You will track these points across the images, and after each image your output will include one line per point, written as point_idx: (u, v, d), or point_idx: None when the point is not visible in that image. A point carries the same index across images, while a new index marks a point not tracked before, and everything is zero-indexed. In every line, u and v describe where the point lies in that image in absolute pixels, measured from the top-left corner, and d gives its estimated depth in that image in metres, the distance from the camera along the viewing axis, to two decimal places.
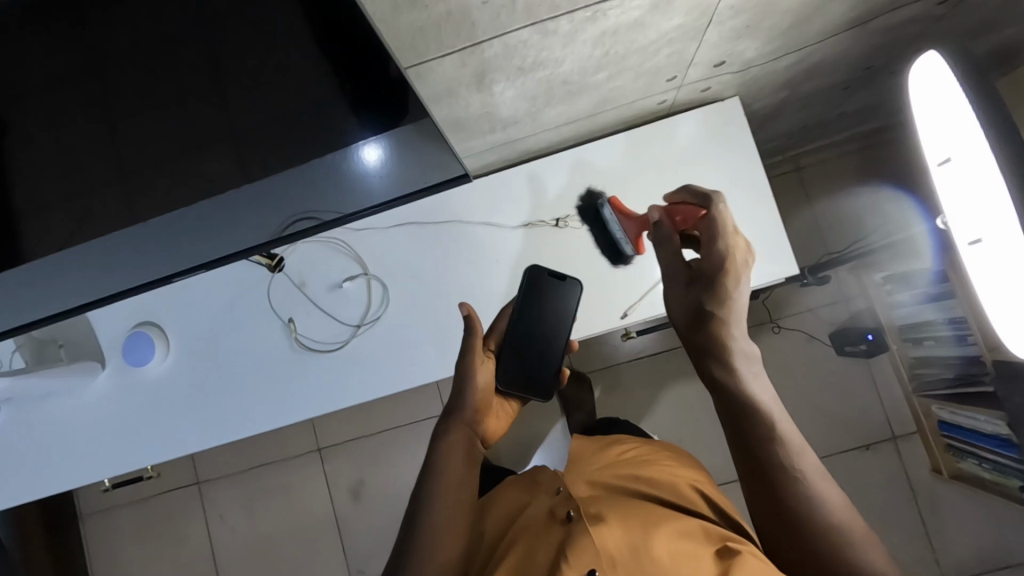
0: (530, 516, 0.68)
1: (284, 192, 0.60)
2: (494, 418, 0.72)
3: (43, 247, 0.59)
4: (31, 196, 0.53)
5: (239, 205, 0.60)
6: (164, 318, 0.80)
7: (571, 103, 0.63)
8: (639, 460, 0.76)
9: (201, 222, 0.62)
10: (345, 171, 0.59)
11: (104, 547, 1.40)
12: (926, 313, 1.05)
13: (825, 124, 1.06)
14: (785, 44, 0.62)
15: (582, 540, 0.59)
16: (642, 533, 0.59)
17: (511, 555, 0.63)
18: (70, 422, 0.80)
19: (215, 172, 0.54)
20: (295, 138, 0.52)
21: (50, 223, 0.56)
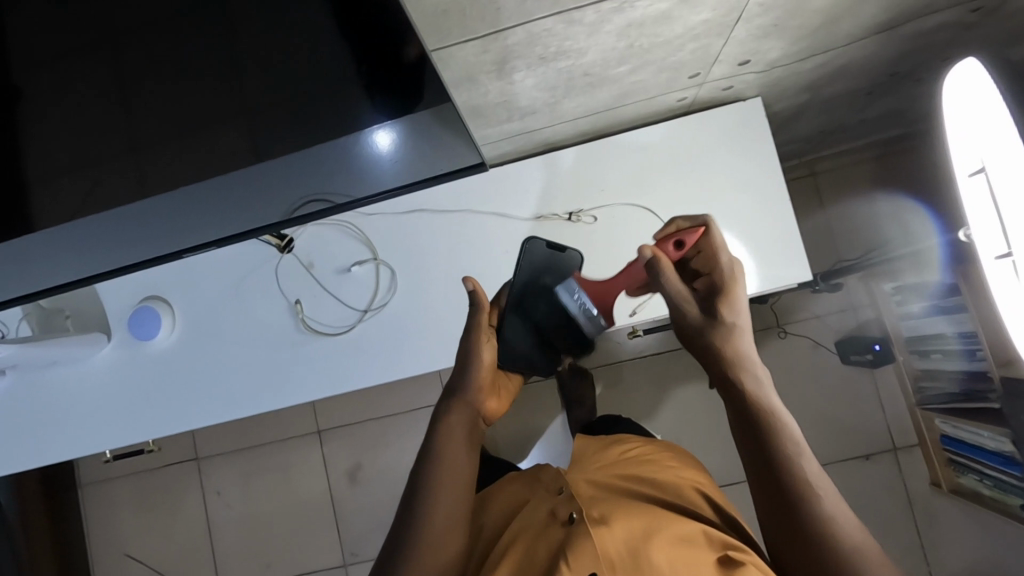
0: (531, 514, 0.68)
1: (298, 172, 0.60)
2: (496, 398, 0.71)
3: (54, 216, 0.59)
4: (42, 166, 0.53)
5: (250, 183, 0.60)
6: (171, 294, 0.80)
7: (590, 95, 0.62)
8: (641, 460, 0.76)
9: (211, 198, 0.62)
10: (357, 154, 0.59)
11: (102, 517, 1.42)
12: (937, 325, 1.05)
13: (844, 129, 1.05)
14: (812, 45, 0.61)
15: (584, 543, 0.59)
16: (643, 538, 0.59)
17: (511, 553, 0.63)
18: (73, 392, 0.81)
19: (228, 147, 0.53)
20: (310, 116, 0.52)
21: (61, 192, 0.56)
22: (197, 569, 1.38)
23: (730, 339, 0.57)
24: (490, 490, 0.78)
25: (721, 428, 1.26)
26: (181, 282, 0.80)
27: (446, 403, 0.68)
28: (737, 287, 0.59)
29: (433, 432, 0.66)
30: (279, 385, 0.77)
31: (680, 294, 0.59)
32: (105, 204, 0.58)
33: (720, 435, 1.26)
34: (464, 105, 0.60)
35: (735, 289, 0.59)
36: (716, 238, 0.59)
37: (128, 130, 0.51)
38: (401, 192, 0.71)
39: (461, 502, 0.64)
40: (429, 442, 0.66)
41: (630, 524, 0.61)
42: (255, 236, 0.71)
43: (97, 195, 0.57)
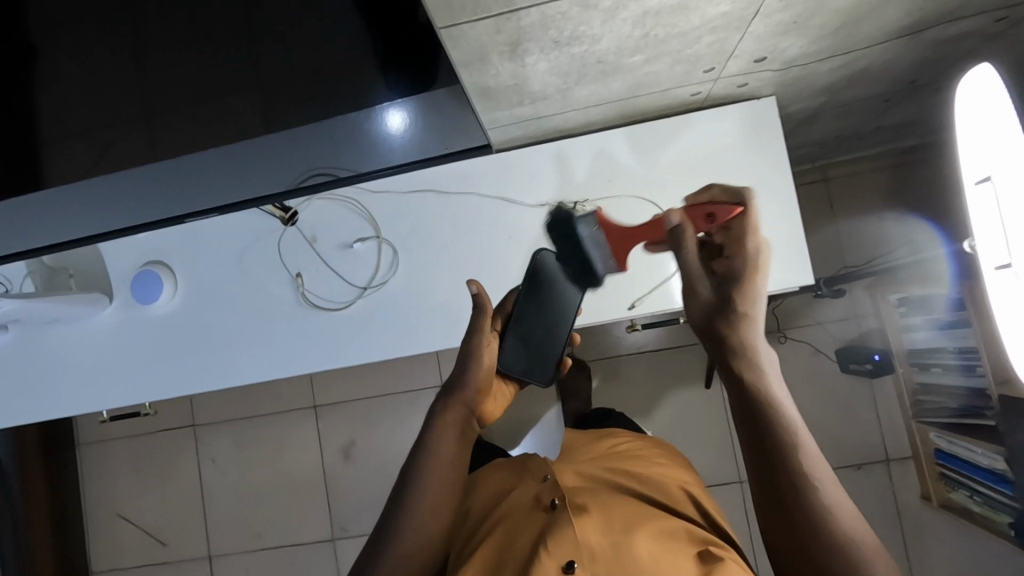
0: (516, 500, 0.68)
1: (305, 146, 0.60)
2: (494, 400, 0.69)
3: (62, 175, 0.59)
4: (58, 125, 0.54)
5: (257, 155, 0.60)
6: (173, 258, 0.81)
7: (604, 84, 0.62)
8: (629, 455, 0.76)
9: (219, 166, 0.61)
10: (366, 132, 0.58)
11: (98, 476, 1.44)
12: (939, 340, 1.04)
13: (860, 135, 1.04)
14: (831, 46, 0.60)
15: (564, 529, 0.59)
16: (625, 531, 0.59)
17: (493, 537, 0.64)
18: (73, 350, 0.81)
19: (237, 115, 0.53)
20: (320, 87, 0.52)
21: (73, 153, 0.57)
22: (189, 534, 1.41)
23: (739, 325, 0.53)
24: (477, 475, 0.79)
25: (715, 428, 1.26)
26: (184, 247, 0.80)
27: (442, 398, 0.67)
28: (760, 277, 0.53)
29: (428, 425, 0.66)
30: (276, 356, 0.78)
31: (694, 273, 0.54)
32: (111, 168, 0.58)
33: (713, 436, 1.27)
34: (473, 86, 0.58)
35: (756, 275, 0.53)
36: (748, 224, 0.52)
37: (144, 94, 0.52)
38: (407, 169, 0.70)
39: (451, 488, 0.65)
40: (424, 432, 0.66)
41: (613, 516, 0.62)
42: (258, 204, 0.71)
43: (106, 159, 0.57)
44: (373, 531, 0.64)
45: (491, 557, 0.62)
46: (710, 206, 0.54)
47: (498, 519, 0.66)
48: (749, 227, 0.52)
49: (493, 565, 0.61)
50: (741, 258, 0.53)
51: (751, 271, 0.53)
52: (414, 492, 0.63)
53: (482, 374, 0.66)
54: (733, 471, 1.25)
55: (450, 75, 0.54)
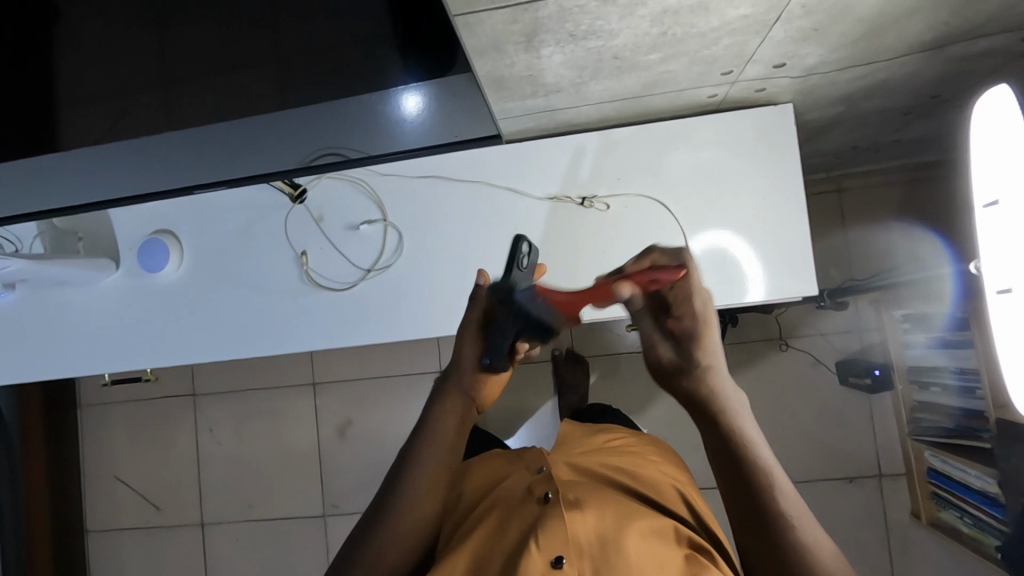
0: (507, 490, 0.69)
1: (317, 122, 0.60)
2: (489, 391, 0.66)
3: (79, 139, 0.60)
4: (71, 91, 0.53)
5: (271, 129, 0.60)
6: (181, 228, 0.81)
7: (618, 80, 0.61)
8: (622, 450, 0.77)
9: (233, 138, 0.62)
10: (381, 113, 0.59)
11: (98, 436, 1.46)
12: (938, 358, 1.05)
13: (876, 148, 1.03)
14: (851, 56, 0.59)
15: (556, 523, 0.60)
16: (616, 528, 0.60)
17: (484, 525, 0.64)
18: (77, 312, 0.82)
19: (256, 90, 0.54)
20: (337, 68, 0.52)
21: (88, 118, 0.57)
22: (184, 500, 1.43)
23: (706, 376, 0.53)
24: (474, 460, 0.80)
25: None
26: (192, 218, 0.81)
27: (440, 387, 0.66)
28: (711, 327, 0.53)
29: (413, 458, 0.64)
30: (277, 332, 0.79)
31: (648, 333, 0.54)
32: (129, 132, 0.59)
33: None
34: (486, 75, 0.58)
35: (708, 332, 0.52)
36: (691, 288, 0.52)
37: (162, 67, 0.51)
38: (417, 154, 0.71)
39: (445, 475, 0.64)
40: (424, 416, 0.65)
41: (605, 510, 0.62)
42: (266, 180, 0.72)
43: (123, 124, 0.58)
44: (368, 512, 0.64)
45: (481, 548, 0.62)
46: (654, 271, 0.50)
47: (491, 505, 0.67)
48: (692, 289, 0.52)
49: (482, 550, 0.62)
50: (691, 318, 0.52)
51: (702, 330, 0.52)
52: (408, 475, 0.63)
53: (471, 360, 0.63)
54: None
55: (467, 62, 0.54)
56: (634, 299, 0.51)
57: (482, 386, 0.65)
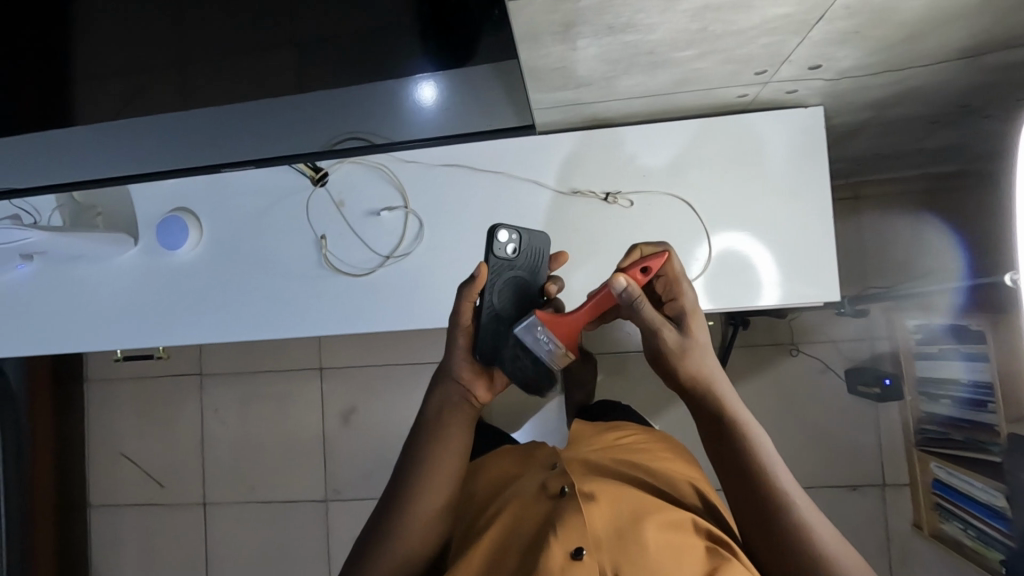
0: (522, 486, 0.69)
1: (335, 108, 0.60)
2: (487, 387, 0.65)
3: (95, 115, 0.60)
4: (85, 69, 0.55)
5: (288, 112, 0.60)
6: (200, 207, 0.80)
7: (650, 76, 0.60)
8: (634, 448, 0.78)
9: (249, 122, 0.62)
10: (399, 102, 0.59)
11: (103, 412, 1.47)
12: (952, 368, 1.04)
13: (898, 156, 1.02)
14: (888, 61, 0.58)
15: (573, 514, 0.60)
16: (634, 522, 0.60)
17: (500, 519, 0.64)
18: (90, 287, 0.82)
19: (272, 76, 0.55)
20: (356, 54, 0.53)
21: (100, 97, 0.58)
22: (186, 479, 1.43)
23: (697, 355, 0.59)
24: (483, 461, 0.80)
25: None
26: (212, 198, 0.80)
27: (440, 374, 0.66)
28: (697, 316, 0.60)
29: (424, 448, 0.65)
30: (294, 316, 0.78)
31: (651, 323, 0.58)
32: (146, 113, 0.60)
33: None
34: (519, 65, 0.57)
35: (694, 313, 0.59)
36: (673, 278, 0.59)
37: (178, 48, 0.53)
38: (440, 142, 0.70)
39: (454, 472, 0.65)
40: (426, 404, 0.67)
41: (622, 503, 0.63)
42: (294, 161, 0.71)
43: (139, 102, 0.58)
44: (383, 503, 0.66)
45: (497, 541, 0.63)
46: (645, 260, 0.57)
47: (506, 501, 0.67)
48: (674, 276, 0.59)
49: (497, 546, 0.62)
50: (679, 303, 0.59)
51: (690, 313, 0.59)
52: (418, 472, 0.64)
53: (459, 357, 0.63)
54: None
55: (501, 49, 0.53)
56: (632, 288, 0.55)
57: (475, 382, 0.64)
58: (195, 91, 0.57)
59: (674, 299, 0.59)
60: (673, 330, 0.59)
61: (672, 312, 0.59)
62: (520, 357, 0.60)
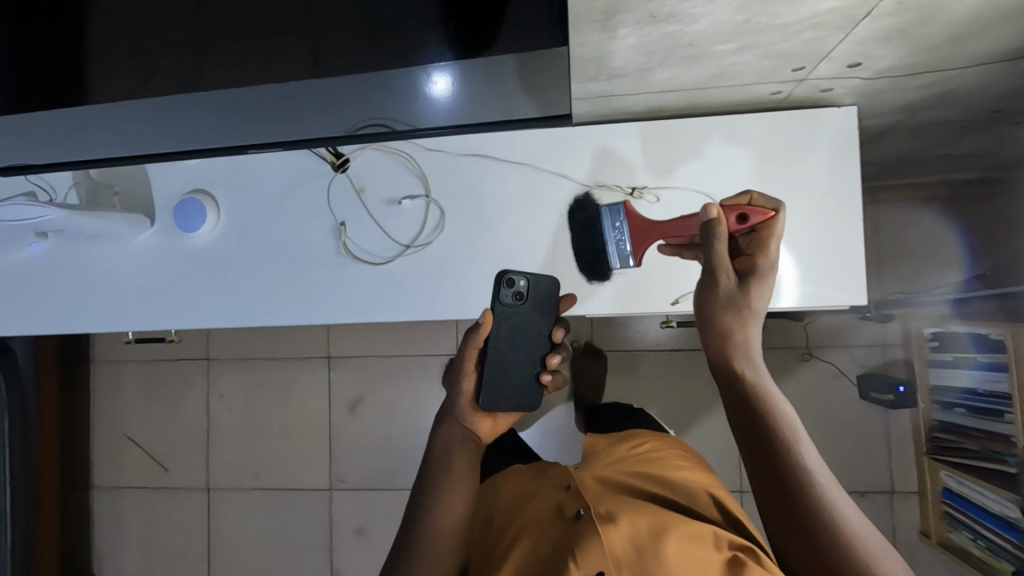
0: (539, 510, 0.72)
1: (345, 94, 0.58)
2: (491, 422, 0.70)
3: (105, 94, 0.60)
4: (105, 45, 0.57)
5: (303, 99, 0.59)
6: (217, 190, 0.79)
7: (685, 69, 0.59)
8: (648, 460, 0.79)
9: (259, 105, 0.60)
10: (412, 93, 0.58)
11: (108, 393, 1.46)
12: (967, 378, 1.03)
13: (922, 161, 1.01)
14: (929, 61, 0.57)
15: (590, 538, 0.62)
16: (652, 541, 0.61)
17: (520, 545, 0.67)
18: (105, 267, 0.81)
19: (287, 57, 0.55)
20: (372, 36, 0.53)
21: (116, 74, 0.59)
22: (190, 464, 1.43)
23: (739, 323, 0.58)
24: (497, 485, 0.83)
25: (722, 436, 1.26)
26: (230, 180, 0.79)
27: (441, 417, 0.70)
28: (766, 287, 0.58)
29: (438, 474, 0.67)
30: (311, 302, 0.77)
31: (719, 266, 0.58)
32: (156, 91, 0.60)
33: (721, 443, 1.26)
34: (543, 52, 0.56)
35: (768, 277, 0.57)
36: (766, 236, 0.57)
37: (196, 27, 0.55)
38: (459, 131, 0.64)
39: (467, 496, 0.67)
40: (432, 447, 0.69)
41: (637, 522, 0.64)
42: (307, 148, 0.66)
43: (160, 76, 0.58)
44: (394, 549, 0.67)
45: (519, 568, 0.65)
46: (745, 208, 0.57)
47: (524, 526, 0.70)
48: (768, 235, 0.57)
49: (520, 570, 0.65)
50: (753, 264, 0.58)
51: (760, 279, 0.57)
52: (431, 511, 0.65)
53: (461, 401, 0.68)
54: (735, 479, 1.25)
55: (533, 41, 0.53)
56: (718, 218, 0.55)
57: (480, 422, 0.69)
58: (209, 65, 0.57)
59: (753, 257, 0.58)
60: (737, 286, 0.58)
61: (743, 268, 0.58)
62: (515, 387, 0.66)
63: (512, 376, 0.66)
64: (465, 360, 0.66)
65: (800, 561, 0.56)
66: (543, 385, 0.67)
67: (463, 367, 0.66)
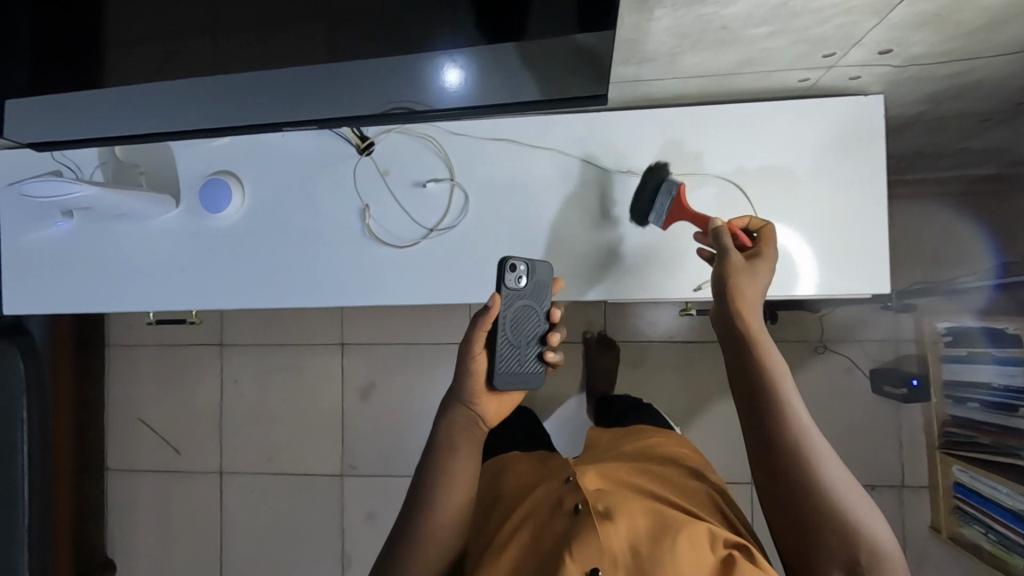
0: (539, 503, 0.72)
1: (350, 81, 0.62)
2: (499, 403, 0.67)
3: (128, 68, 0.63)
4: (125, 26, 0.61)
5: (312, 84, 0.63)
6: (242, 171, 0.80)
7: (716, 54, 0.59)
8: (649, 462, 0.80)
9: (270, 88, 0.65)
10: (418, 82, 0.62)
11: (122, 376, 1.48)
12: (984, 372, 1.04)
13: (941, 156, 1.01)
14: (962, 48, 0.57)
15: (587, 534, 0.62)
16: (650, 541, 0.62)
17: (518, 540, 0.68)
18: (130, 246, 0.81)
19: (297, 44, 0.60)
20: (382, 27, 0.57)
21: (136, 56, 0.63)
22: (203, 448, 1.44)
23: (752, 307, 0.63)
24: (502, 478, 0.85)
25: (732, 428, 1.26)
26: (255, 162, 0.79)
27: (447, 401, 0.67)
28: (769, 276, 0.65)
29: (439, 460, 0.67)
30: (334, 284, 0.78)
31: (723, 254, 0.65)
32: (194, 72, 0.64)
33: (731, 435, 1.26)
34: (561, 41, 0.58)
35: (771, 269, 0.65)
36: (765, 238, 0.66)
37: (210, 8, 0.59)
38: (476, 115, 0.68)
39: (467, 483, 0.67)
40: (435, 433, 0.68)
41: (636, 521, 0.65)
42: (333, 125, 0.69)
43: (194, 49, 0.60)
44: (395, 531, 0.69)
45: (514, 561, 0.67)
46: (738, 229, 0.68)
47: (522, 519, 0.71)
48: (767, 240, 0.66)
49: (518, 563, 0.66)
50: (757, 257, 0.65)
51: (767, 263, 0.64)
52: (430, 497, 0.66)
53: (472, 379, 0.64)
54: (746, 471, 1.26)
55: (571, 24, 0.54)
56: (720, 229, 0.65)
57: (486, 404, 0.66)
58: (227, 47, 0.61)
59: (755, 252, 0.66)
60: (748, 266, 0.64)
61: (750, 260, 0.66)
62: (523, 365, 0.65)
63: (519, 355, 0.65)
64: (470, 343, 0.63)
65: (782, 523, 0.61)
66: (546, 363, 0.66)
67: (467, 348, 0.63)
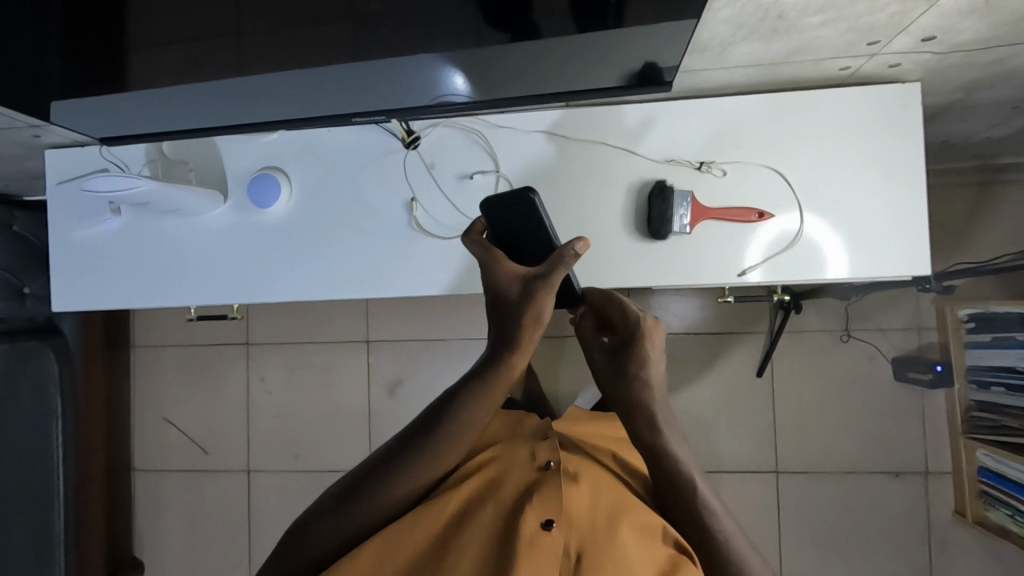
0: (512, 452, 0.75)
1: (365, 81, 0.65)
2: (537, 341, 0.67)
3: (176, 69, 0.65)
4: (145, 32, 0.60)
5: (342, 82, 0.66)
6: (290, 166, 0.81)
7: (766, 44, 0.61)
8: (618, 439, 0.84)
9: (305, 87, 0.67)
10: (433, 81, 0.64)
11: (147, 377, 1.49)
12: (1004, 357, 1.05)
13: (965, 145, 1.03)
14: (1006, 34, 0.59)
15: (551, 489, 0.66)
16: (608, 518, 0.66)
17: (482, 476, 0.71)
18: (179, 242, 0.83)
19: (328, 42, 0.60)
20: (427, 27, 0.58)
21: (159, 58, 0.63)
22: (231, 447, 1.45)
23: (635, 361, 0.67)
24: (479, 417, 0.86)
25: (756, 416, 1.28)
26: (302, 157, 0.81)
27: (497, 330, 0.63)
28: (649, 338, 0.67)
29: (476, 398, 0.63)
30: (380, 275, 0.79)
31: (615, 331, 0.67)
32: (233, 69, 0.64)
33: (756, 423, 1.28)
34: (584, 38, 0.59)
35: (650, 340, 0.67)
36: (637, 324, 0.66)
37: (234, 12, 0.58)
38: (506, 104, 0.69)
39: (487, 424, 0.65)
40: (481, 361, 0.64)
41: (598, 500, 0.68)
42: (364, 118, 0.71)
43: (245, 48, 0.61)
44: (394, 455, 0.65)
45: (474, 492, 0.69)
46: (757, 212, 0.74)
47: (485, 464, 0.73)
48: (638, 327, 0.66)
49: (468, 505, 0.67)
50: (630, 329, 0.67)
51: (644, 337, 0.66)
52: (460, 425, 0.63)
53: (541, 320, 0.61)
54: (771, 459, 1.28)
55: (594, 23, 0.57)
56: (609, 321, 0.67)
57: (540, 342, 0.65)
58: (254, 50, 0.61)
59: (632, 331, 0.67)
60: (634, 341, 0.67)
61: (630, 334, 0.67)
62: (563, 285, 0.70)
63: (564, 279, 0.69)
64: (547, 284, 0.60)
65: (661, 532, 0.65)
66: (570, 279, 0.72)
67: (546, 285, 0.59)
